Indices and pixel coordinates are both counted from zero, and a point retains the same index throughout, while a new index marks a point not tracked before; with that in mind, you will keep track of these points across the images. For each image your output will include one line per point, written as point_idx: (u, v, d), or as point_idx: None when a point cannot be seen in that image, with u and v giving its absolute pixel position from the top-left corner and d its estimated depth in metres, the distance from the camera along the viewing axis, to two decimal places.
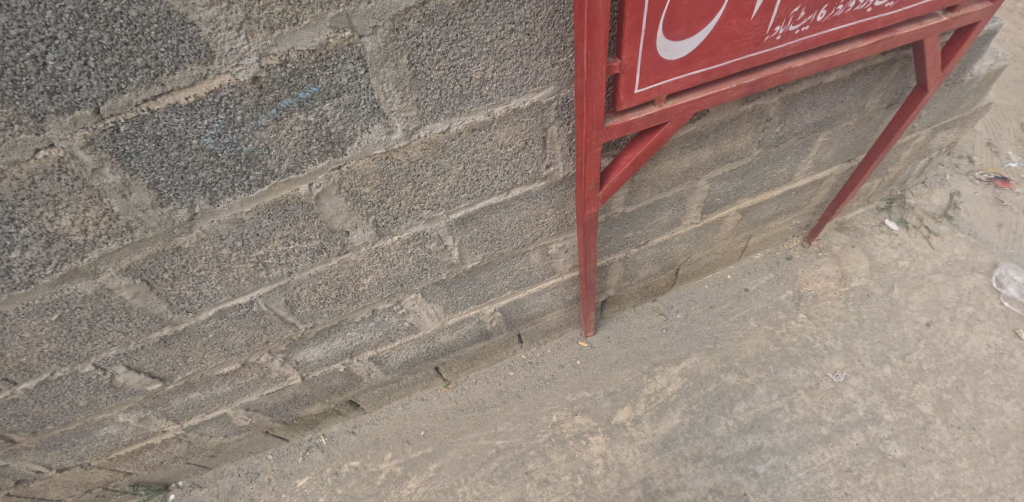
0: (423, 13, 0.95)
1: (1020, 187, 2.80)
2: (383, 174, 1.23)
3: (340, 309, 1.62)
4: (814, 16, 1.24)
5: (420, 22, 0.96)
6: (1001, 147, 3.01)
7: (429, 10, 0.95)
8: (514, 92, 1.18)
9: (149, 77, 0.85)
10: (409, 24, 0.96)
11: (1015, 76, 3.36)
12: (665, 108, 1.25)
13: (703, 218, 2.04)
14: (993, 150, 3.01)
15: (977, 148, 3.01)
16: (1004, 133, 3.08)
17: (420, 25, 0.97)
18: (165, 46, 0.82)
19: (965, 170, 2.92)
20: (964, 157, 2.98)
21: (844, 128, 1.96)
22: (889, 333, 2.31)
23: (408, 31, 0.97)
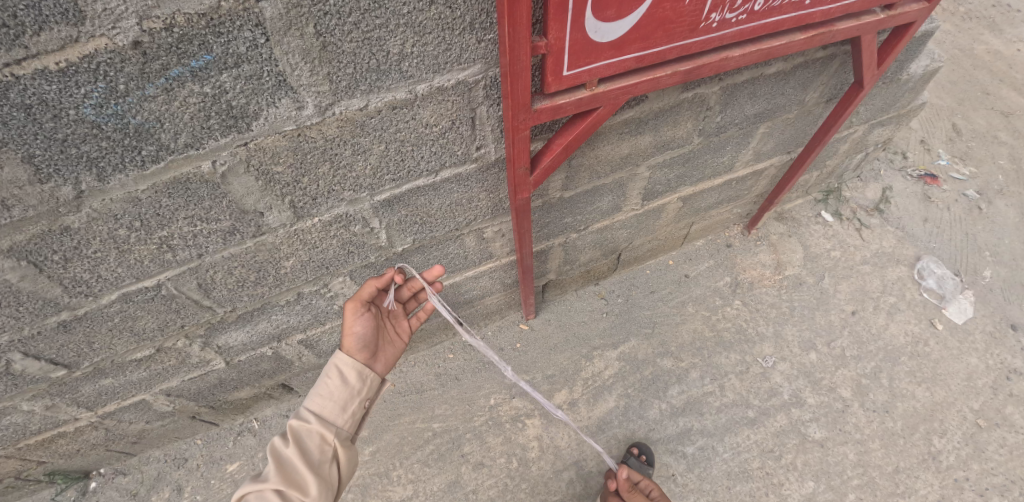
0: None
1: (946, 184, 2.96)
2: (296, 152, 1.14)
3: (260, 292, 1.54)
4: (751, 4, 1.20)
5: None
6: (933, 144, 3.16)
7: None
8: (437, 69, 1.11)
9: (7, 38, 0.74)
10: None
11: (950, 77, 3.51)
12: (596, 92, 1.20)
13: (644, 205, 2.04)
14: (926, 147, 3.14)
15: (911, 145, 3.15)
16: (936, 131, 3.23)
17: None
18: (24, 2, 0.72)
19: (898, 166, 3.04)
20: (899, 153, 3.11)
21: (784, 120, 1.98)
22: (816, 320, 2.42)
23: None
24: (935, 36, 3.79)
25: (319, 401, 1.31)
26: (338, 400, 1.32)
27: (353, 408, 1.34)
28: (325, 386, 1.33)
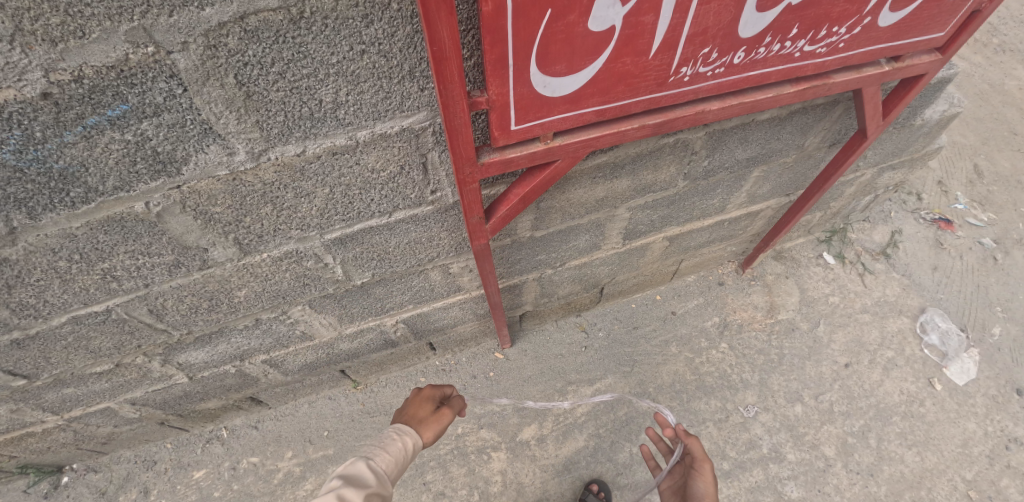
0: (243, 29, 0.80)
1: (961, 230, 2.80)
2: (234, 194, 1.11)
3: (215, 317, 1.52)
4: (728, 58, 1.07)
5: (241, 38, 0.82)
6: (951, 186, 2.99)
7: (249, 25, 0.80)
8: (377, 117, 1.05)
9: None
10: (229, 41, 0.81)
11: (978, 114, 3.31)
12: (552, 146, 1.10)
13: (626, 243, 1.96)
14: (943, 189, 2.98)
15: (928, 186, 2.98)
16: (956, 172, 3.05)
17: (243, 42, 0.82)
18: None
19: (911, 208, 2.89)
20: (913, 194, 2.94)
21: (781, 164, 1.85)
22: (806, 371, 2.30)
23: (228, 48, 0.82)
24: (966, 68, 3.59)
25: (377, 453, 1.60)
26: (395, 459, 1.62)
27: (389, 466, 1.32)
28: (390, 442, 1.65)
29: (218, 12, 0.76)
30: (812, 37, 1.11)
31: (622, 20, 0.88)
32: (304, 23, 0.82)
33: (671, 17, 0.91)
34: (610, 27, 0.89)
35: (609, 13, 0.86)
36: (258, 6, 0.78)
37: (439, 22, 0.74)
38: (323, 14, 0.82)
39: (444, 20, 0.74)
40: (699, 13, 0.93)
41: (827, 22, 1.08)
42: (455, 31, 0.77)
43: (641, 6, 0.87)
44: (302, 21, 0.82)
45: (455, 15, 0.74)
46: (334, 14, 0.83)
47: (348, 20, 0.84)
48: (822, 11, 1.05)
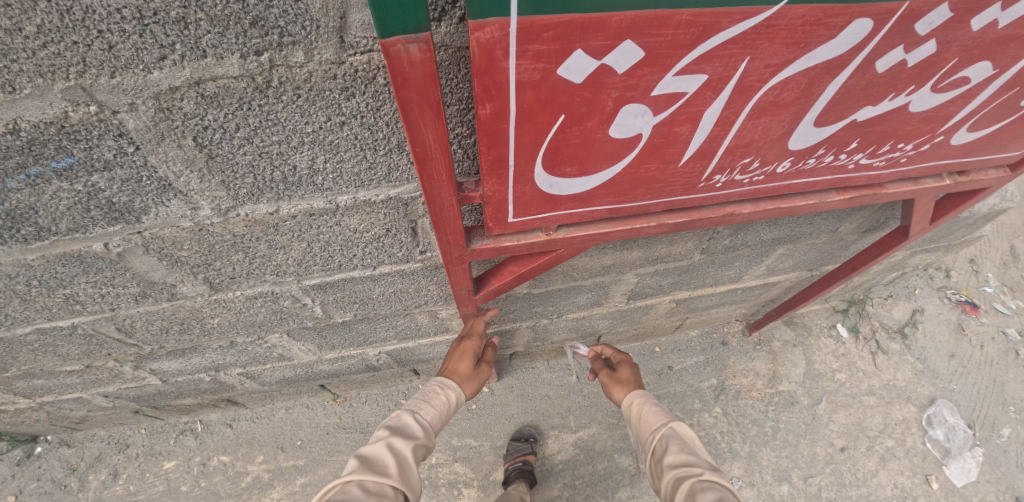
0: (200, 94, 0.71)
1: (985, 316, 2.64)
2: (201, 242, 1.02)
3: (188, 337, 1.46)
4: (771, 167, 0.92)
5: (198, 102, 0.72)
6: (983, 266, 2.83)
7: (207, 90, 0.71)
8: (360, 185, 0.93)
9: None
10: (184, 104, 0.72)
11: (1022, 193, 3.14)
12: (555, 237, 0.97)
13: (629, 303, 1.84)
14: (974, 269, 2.83)
15: (958, 264, 2.83)
16: (990, 252, 2.89)
17: (201, 107, 0.73)
18: None
19: (937, 285, 2.74)
20: (942, 270, 2.79)
21: (809, 244, 1.73)
22: (800, 449, 2.19)
23: (183, 111, 0.73)
24: None
25: (422, 401, 1.37)
26: (441, 413, 1.38)
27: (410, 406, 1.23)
28: (436, 394, 1.40)
29: (167, 76, 0.68)
30: (871, 152, 0.98)
31: (651, 129, 0.72)
32: (272, 92, 0.72)
33: (711, 129, 0.75)
34: (636, 135, 0.72)
35: (635, 122, 0.70)
36: (216, 72, 0.68)
37: (423, 124, 0.62)
38: (294, 84, 0.72)
39: (428, 122, 0.62)
40: (745, 127, 0.77)
41: (891, 138, 0.95)
42: (444, 133, 0.64)
43: (676, 117, 0.71)
44: (270, 90, 0.72)
45: (443, 117, 0.62)
46: (306, 85, 0.72)
47: (324, 92, 0.74)
48: (889, 128, 0.92)
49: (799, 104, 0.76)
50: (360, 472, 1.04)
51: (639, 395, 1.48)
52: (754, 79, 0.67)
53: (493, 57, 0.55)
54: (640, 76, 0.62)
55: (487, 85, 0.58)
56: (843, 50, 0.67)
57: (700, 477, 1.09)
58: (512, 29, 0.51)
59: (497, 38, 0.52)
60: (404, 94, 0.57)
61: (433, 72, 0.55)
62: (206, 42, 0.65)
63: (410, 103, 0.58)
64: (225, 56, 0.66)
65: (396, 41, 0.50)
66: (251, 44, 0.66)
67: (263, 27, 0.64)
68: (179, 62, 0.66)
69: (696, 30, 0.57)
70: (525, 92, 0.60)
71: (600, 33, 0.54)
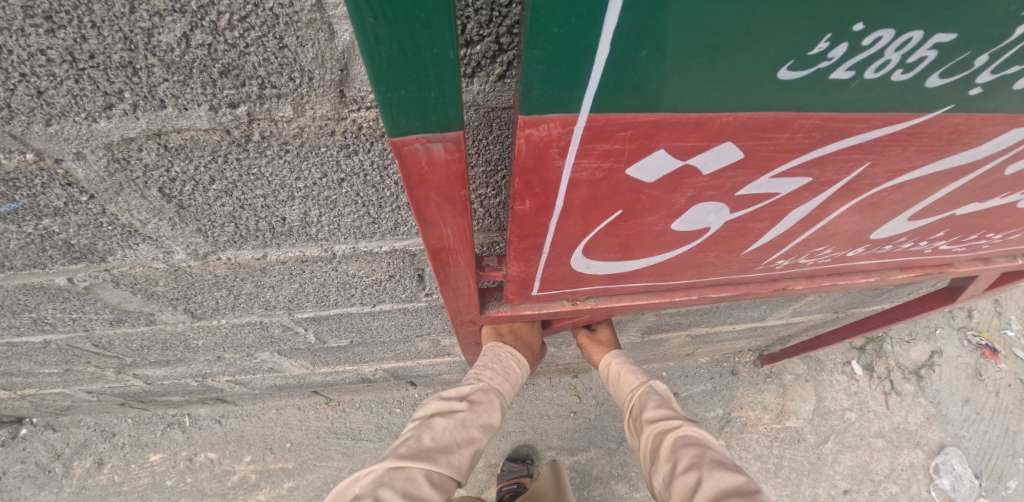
0: (162, 145, 0.60)
1: (1005, 362, 2.54)
2: (178, 280, 0.91)
3: (171, 353, 1.36)
4: (843, 252, 0.78)
5: (160, 154, 0.62)
6: (1007, 308, 2.72)
7: (170, 141, 0.60)
8: (361, 237, 0.80)
9: None
10: (143, 155, 0.62)
11: None
12: (582, 308, 0.84)
13: (643, 336, 1.73)
14: (997, 310, 2.71)
15: (982, 304, 2.71)
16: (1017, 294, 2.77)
17: (164, 158, 0.62)
18: None
19: (958, 325, 2.64)
20: (965, 309, 2.69)
21: (843, 292, 1.62)
22: (801, 489, 2.13)
23: (141, 160, 0.62)
24: None
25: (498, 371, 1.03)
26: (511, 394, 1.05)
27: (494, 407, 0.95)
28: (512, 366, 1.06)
29: (118, 126, 0.56)
30: (956, 239, 0.85)
31: (722, 224, 0.58)
32: (252, 147, 0.60)
33: (793, 225, 0.62)
34: (704, 228, 0.58)
35: (707, 218, 0.56)
36: (179, 124, 0.57)
37: (441, 220, 0.48)
38: (281, 139, 0.59)
39: (449, 218, 0.48)
40: (832, 223, 0.64)
41: (983, 229, 0.83)
42: (467, 228, 0.51)
43: (759, 214, 0.56)
44: (250, 145, 0.60)
45: (467, 214, 0.48)
46: (297, 141, 0.60)
47: (319, 148, 0.61)
48: (987, 220, 0.79)
49: (904, 203, 0.62)
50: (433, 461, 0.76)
51: (616, 355, 1.25)
52: (864, 182, 0.53)
53: (544, 156, 0.41)
54: (731, 176, 0.47)
55: (531, 183, 0.44)
56: (979, 156, 0.53)
57: (686, 438, 0.87)
58: (577, 128, 0.37)
59: (555, 136, 0.38)
60: (419, 192, 0.43)
61: (459, 173, 0.41)
62: (163, 91, 0.53)
63: (427, 200, 0.45)
64: (190, 107, 0.54)
65: (412, 139, 0.37)
66: (224, 95, 0.53)
67: (237, 76, 0.51)
68: (131, 111, 0.55)
69: (820, 133, 0.42)
70: (578, 190, 0.46)
71: (697, 134, 0.40)
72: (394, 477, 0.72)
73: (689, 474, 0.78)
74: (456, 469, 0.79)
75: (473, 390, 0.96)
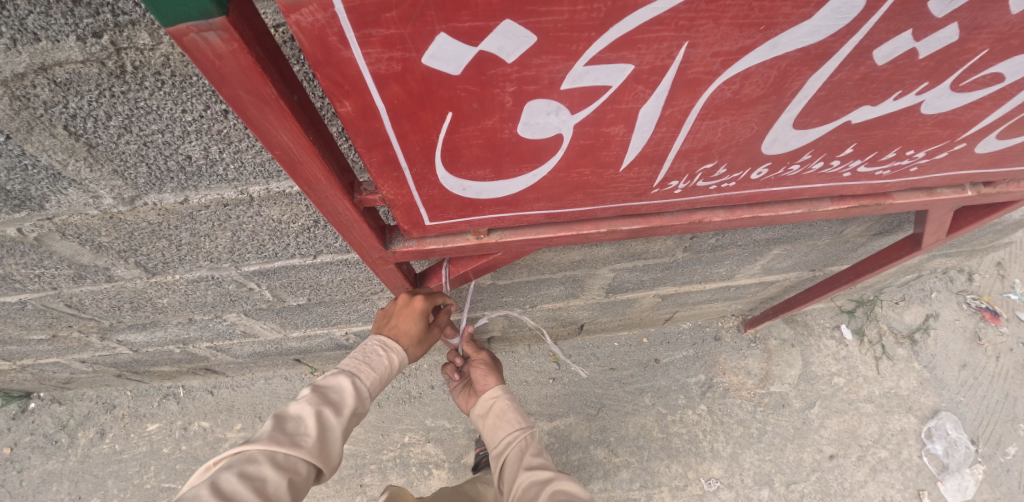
0: (52, 80, 0.63)
1: (1008, 325, 2.44)
2: (118, 229, 0.96)
3: (143, 314, 1.43)
4: (741, 174, 0.78)
5: (53, 90, 0.65)
6: (1012, 270, 2.60)
7: (58, 76, 0.63)
8: (268, 176, 0.85)
9: None
10: (39, 92, 0.64)
11: None
12: (487, 242, 0.86)
13: (608, 296, 1.73)
14: (1002, 273, 2.60)
15: (984, 266, 2.61)
16: None
17: (58, 94, 0.65)
18: None
19: (956, 288, 2.55)
20: (964, 273, 2.59)
21: (809, 245, 1.59)
22: (785, 453, 2.09)
23: (41, 98, 0.65)
24: None
25: (357, 358, 1.01)
26: (383, 375, 1.01)
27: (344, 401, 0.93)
28: (377, 355, 1.01)
29: (6, 61, 0.59)
30: (872, 158, 0.82)
31: (573, 129, 0.59)
32: (131, 78, 0.64)
33: (652, 130, 0.61)
34: (556, 135, 0.60)
35: (550, 120, 0.57)
36: (57, 57, 0.60)
37: (269, 125, 0.54)
38: (152, 69, 0.63)
39: (275, 121, 0.53)
40: (699, 129, 0.63)
41: (898, 144, 0.80)
42: (300, 133, 0.56)
43: (603, 115, 0.57)
44: (127, 76, 0.64)
45: (290, 116, 0.53)
46: (167, 70, 0.64)
47: (191, 78, 0.65)
48: (895, 132, 0.76)
49: (770, 102, 0.61)
50: (261, 443, 0.82)
51: (505, 390, 1.30)
52: (700, 69, 0.52)
53: (327, 44, 0.45)
54: (539, 65, 0.49)
55: (335, 79, 0.49)
56: (822, 36, 0.52)
57: (554, 489, 1.00)
58: (336, 10, 0.41)
59: (323, 20, 0.42)
60: (230, 91, 0.49)
61: (251, 64, 0.46)
62: (33, 24, 0.55)
63: (242, 100, 0.50)
64: (60, 39, 0.58)
65: (185, 29, 0.41)
66: (84, 24, 0.57)
67: (89, 4, 0.54)
68: (12, 46, 0.57)
69: (601, 5, 0.42)
70: (388, 87, 0.50)
71: (464, 12, 0.42)
72: (233, 462, 0.78)
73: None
74: (296, 450, 0.83)
75: (327, 377, 0.96)
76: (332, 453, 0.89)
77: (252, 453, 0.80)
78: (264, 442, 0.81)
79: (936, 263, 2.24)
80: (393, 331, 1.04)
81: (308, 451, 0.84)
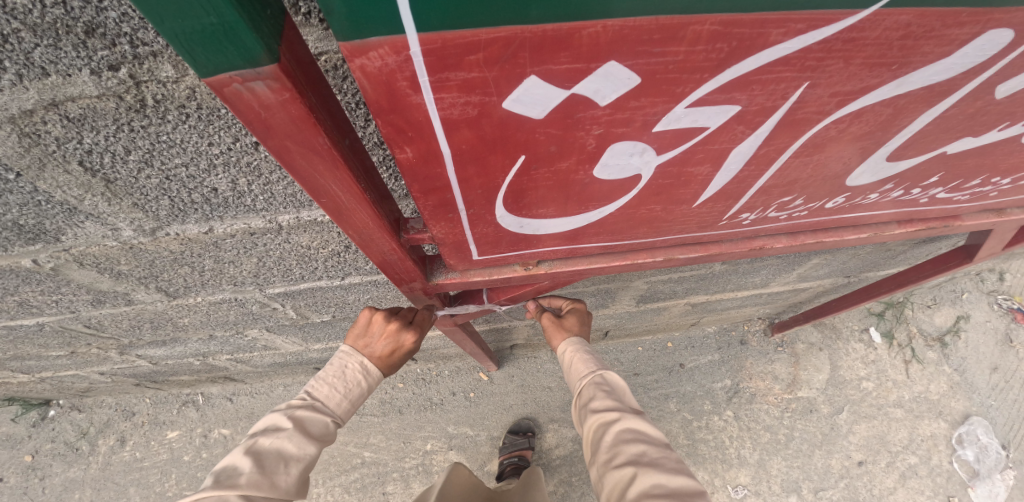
0: (63, 116, 0.57)
1: None
2: (139, 258, 0.91)
3: (163, 332, 1.39)
4: (818, 203, 0.71)
5: (66, 126, 0.59)
6: None
7: (69, 112, 0.57)
8: (299, 205, 0.79)
9: None
10: (51, 128, 0.59)
11: None
12: (535, 273, 0.81)
13: (638, 306, 1.68)
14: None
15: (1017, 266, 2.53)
16: None
17: (71, 130, 0.59)
18: None
19: (987, 289, 2.48)
20: (997, 273, 2.52)
21: (851, 254, 1.52)
22: (813, 460, 2.05)
23: (53, 135, 0.60)
24: None
25: (337, 386, 0.90)
26: (358, 402, 0.94)
27: (323, 430, 0.86)
28: (358, 382, 0.92)
29: (12, 98, 0.53)
30: (955, 186, 0.75)
31: (654, 169, 0.54)
32: (152, 112, 0.58)
33: (740, 168, 0.56)
34: (635, 175, 0.55)
35: (631, 161, 0.52)
36: (70, 92, 0.53)
37: (317, 174, 0.47)
38: (176, 102, 0.57)
39: (324, 171, 0.47)
40: (789, 166, 0.57)
41: (987, 172, 0.72)
42: (351, 181, 0.50)
43: (690, 156, 0.52)
44: (148, 110, 0.58)
45: (342, 164, 0.47)
46: (193, 103, 0.57)
47: (219, 110, 0.59)
48: (988, 161, 0.69)
49: (873, 138, 0.54)
50: (240, 486, 0.71)
51: (575, 342, 1.09)
52: (812, 109, 0.47)
53: (396, 90, 0.39)
54: (636, 107, 0.44)
55: (398, 125, 0.43)
56: (953, 74, 0.45)
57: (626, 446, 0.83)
58: (411, 54, 0.35)
59: (393, 65, 0.36)
60: (275, 143, 0.42)
61: (302, 114, 0.40)
62: (40, 57, 0.49)
63: (289, 151, 0.44)
64: (72, 73, 0.51)
65: (228, 80, 0.34)
66: (99, 57, 0.50)
67: (104, 36, 0.48)
68: (18, 82, 0.51)
69: (724, 46, 0.37)
70: (459, 131, 0.45)
71: (563, 54, 0.36)
72: None
73: (625, 469, 0.79)
74: (277, 493, 0.75)
75: (306, 401, 0.87)
76: (303, 490, 0.82)
77: (231, 496, 0.70)
78: (244, 484, 0.72)
79: None
80: (375, 355, 0.94)
81: (288, 494, 0.77)
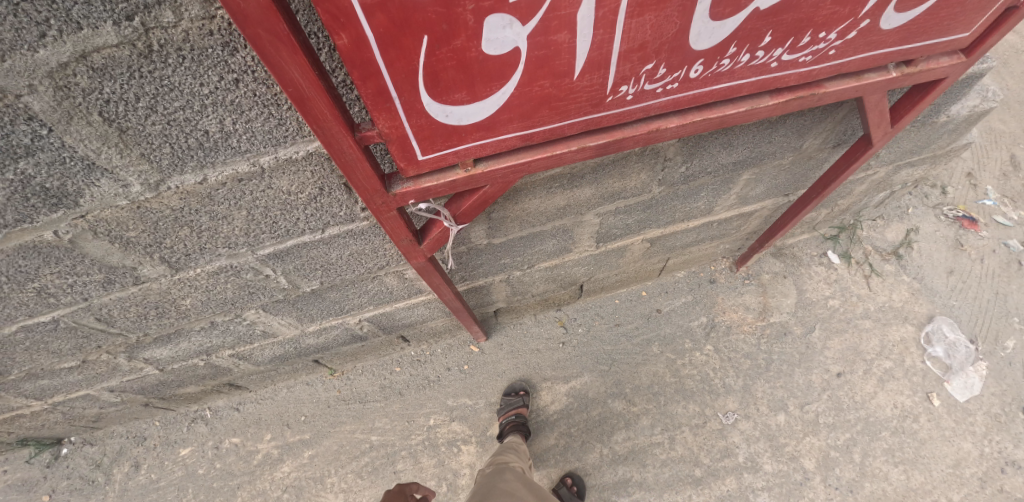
0: (90, 67, 0.74)
1: (986, 229, 2.55)
2: (144, 220, 1.07)
3: (168, 322, 1.53)
4: (679, 73, 0.90)
5: (91, 76, 0.76)
6: (981, 178, 2.72)
7: (95, 63, 0.74)
8: (275, 143, 0.97)
9: None
10: (79, 80, 0.76)
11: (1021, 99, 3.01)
12: (474, 173, 0.99)
13: (599, 246, 1.84)
14: (972, 183, 2.72)
15: (955, 178, 2.73)
16: (989, 163, 2.78)
17: (95, 80, 0.77)
18: None
19: (932, 203, 2.67)
20: (938, 187, 2.71)
21: (775, 166, 1.70)
22: (794, 378, 2.17)
23: (81, 87, 0.77)
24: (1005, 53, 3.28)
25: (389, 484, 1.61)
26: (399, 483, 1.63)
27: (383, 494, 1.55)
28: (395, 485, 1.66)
29: (53, 53, 0.70)
30: (791, 46, 0.94)
31: (527, 41, 0.73)
32: (156, 57, 0.75)
33: (593, 33, 0.74)
34: (514, 48, 0.73)
35: (507, 34, 0.71)
36: (96, 43, 0.71)
37: (283, 61, 0.66)
38: (175, 46, 0.75)
39: (287, 58, 0.66)
40: (630, 27, 0.76)
41: (810, 28, 0.91)
42: (307, 69, 0.68)
43: (548, 23, 0.71)
44: (154, 55, 0.75)
45: (299, 52, 0.65)
46: (187, 45, 0.75)
47: (206, 50, 0.77)
48: (801, 16, 0.87)
49: None
50: None
51: None
52: None
53: None
54: None
55: (333, 13, 0.61)
56: None
57: None
58: None
59: None
60: (251, 31, 0.61)
61: (267, 4, 0.58)
62: (77, 14, 0.66)
63: (262, 40, 0.62)
64: (99, 25, 0.68)
65: None
66: (119, 9, 0.67)
67: None
68: (59, 37, 0.68)
69: None
70: (374, 15, 0.63)
71: None
72: None
73: None
74: None
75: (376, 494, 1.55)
76: None
77: None
78: None
79: (904, 178, 2.36)
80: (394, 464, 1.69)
81: None
